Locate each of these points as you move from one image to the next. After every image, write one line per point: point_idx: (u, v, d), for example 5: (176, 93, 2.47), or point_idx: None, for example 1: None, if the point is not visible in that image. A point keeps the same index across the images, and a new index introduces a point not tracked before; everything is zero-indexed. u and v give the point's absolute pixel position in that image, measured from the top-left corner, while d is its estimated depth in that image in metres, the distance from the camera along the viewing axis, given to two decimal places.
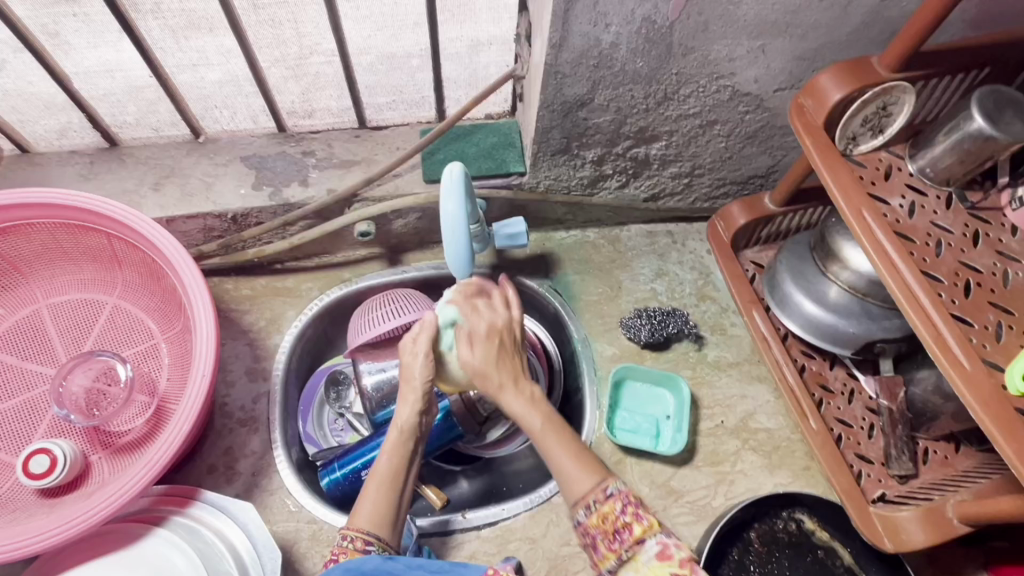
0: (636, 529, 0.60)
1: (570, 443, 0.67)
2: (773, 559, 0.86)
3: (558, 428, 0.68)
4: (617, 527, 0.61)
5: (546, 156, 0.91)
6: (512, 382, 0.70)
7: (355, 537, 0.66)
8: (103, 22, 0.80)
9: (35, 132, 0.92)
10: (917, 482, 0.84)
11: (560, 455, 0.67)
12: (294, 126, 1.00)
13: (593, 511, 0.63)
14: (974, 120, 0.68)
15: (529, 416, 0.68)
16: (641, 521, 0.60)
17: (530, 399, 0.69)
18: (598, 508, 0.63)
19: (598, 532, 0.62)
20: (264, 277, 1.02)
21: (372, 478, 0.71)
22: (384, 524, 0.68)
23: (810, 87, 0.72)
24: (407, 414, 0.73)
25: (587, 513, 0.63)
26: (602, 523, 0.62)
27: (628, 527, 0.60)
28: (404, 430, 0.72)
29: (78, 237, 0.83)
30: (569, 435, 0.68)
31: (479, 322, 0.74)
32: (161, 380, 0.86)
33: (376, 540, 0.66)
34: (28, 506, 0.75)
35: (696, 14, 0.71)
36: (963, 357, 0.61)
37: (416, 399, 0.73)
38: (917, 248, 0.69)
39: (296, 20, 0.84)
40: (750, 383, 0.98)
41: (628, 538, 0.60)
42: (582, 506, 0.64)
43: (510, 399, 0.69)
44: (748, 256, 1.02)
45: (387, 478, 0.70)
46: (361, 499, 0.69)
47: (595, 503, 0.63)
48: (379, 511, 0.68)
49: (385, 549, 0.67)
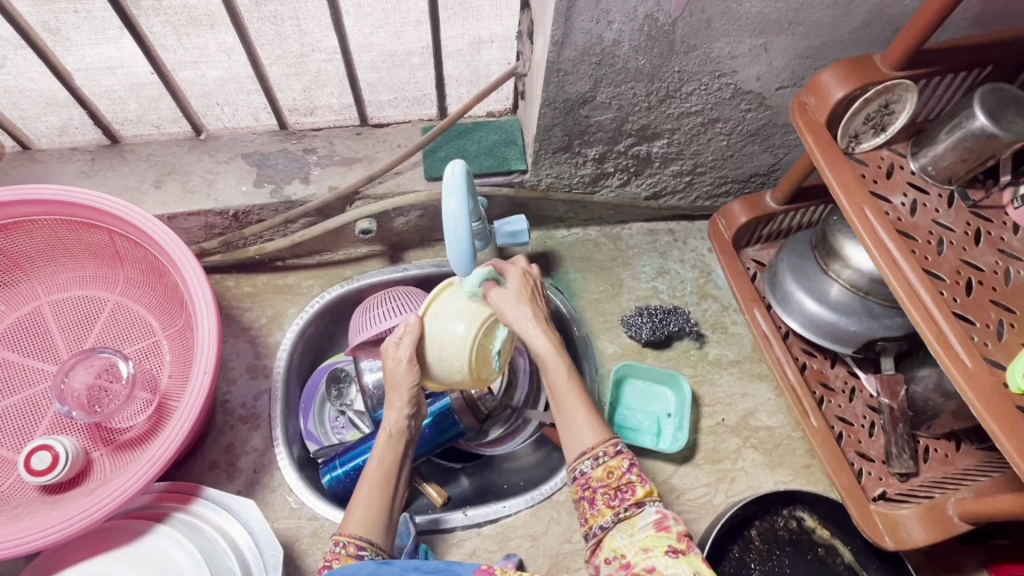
0: (638, 492, 0.64)
1: (585, 398, 0.71)
2: (773, 557, 0.87)
3: (576, 379, 0.72)
4: (620, 484, 0.65)
5: (548, 154, 0.91)
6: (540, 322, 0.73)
7: (348, 543, 0.66)
8: (105, 19, 0.80)
9: (36, 129, 0.92)
10: (917, 480, 0.84)
11: (575, 405, 0.71)
12: (296, 123, 1.00)
13: (599, 464, 0.67)
14: (976, 118, 0.68)
15: (555, 357, 0.72)
16: (644, 484, 0.65)
17: (556, 341, 0.73)
18: (606, 461, 0.66)
19: (599, 487, 0.66)
20: (265, 274, 1.02)
21: (362, 484, 0.73)
22: (375, 529, 0.69)
23: (812, 85, 0.72)
24: (395, 415, 0.76)
25: (593, 466, 0.67)
26: (606, 478, 0.66)
27: (631, 487, 0.65)
28: (393, 434, 0.76)
29: (80, 234, 0.83)
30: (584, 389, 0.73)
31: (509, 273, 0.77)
32: (162, 377, 0.86)
33: (368, 544, 0.67)
34: (29, 503, 0.75)
35: (699, 12, 0.70)
36: (965, 355, 0.61)
37: (405, 397, 0.76)
38: (919, 246, 0.69)
39: (298, 18, 0.85)
40: (751, 381, 0.98)
41: (629, 497, 0.64)
42: (588, 458, 0.67)
43: (537, 337, 0.72)
44: (749, 254, 1.02)
45: (378, 484, 0.72)
46: (353, 505, 0.71)
47: (603, 457, 0.67)
48: (371, 518, 0.70)
49: (378, 553, 0.68)
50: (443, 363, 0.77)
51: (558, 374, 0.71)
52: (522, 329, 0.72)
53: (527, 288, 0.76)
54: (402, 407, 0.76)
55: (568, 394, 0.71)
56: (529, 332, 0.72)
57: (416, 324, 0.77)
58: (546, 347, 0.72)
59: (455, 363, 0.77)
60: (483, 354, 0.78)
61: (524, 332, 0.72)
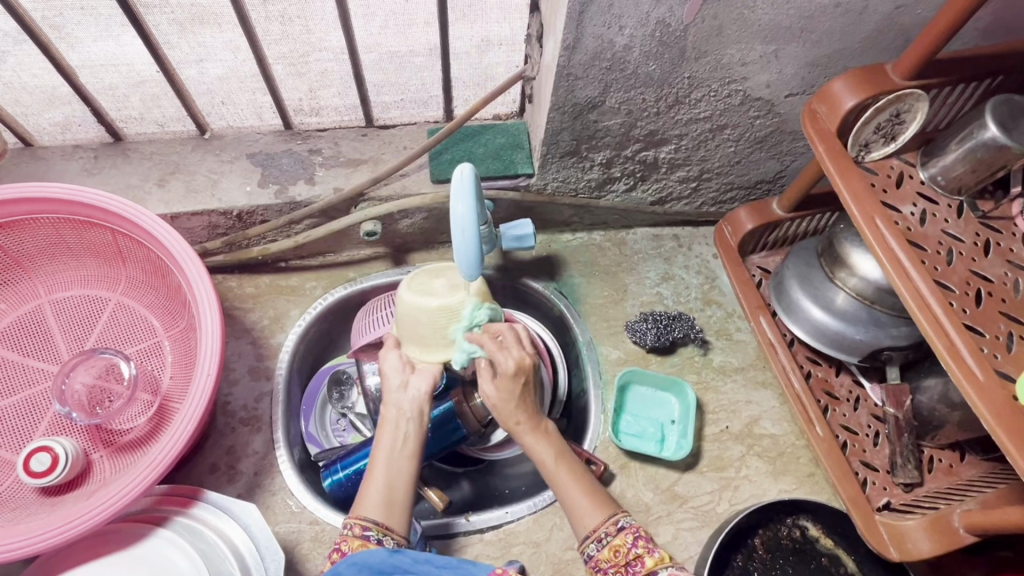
0: (648, 561, 0.65)
1: (581, 480, 0.74)
2: (777, 565, 0.86)
3: (567, 462, 0.75)
4: (629, 560, 0.66)
5: (555, 157, 0.90)
6: (530, 422, 0.77)
7: (354, 525, 0.66)
8: (110, 15, 0.79)
9: (38, 125, 0.91)
10: (922, 491, 0.84)
11: (571, 490, 0.73)
12: (301, 123, 0.99)
13: (604, 545, 0.68)
14: (987, 129, 0.68)
15: (543, 447, 0.75)
16: (653, 553, 0.65)
17: (543, 434, 0.76)
18: (610, 541, 0.68)
19: (609, 567, 0.67)
20: (268, 275, 1.02)
21: (373, 460, 0.72)
22: (383, 508, 0.68)
23: (823, 93, 0.72)
24: (391, 392, 0.76)
25: (599, 547, 0.68)
26: (614, 557, 0.67)
27: (640, 559, 0.66)
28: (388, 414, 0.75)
29: (82, 232, 0.82)
30: (580, 471, 0.75)
31: (505, 359, 0.77)
32: (164, 379, 0.85)
33: (374, 524, 0.66)
34: (27, 505, 0.74)
35: (711, 18, 0.70)
36: (976, 367, 0.61)
37: (395, 376, 0.77)
38: (929, 256, 0.69)
39: (305, 17, 0.84)
40: (755, 388, 0.98)
41: (640, 569, 0.65)
42: (593, 540, 0.69)
43: (525, 434, 0.76)
44: (755, 260, 1.02)
45: (387, 459, 0.71)
46: (368, 485, 0.70)
47: (606, 537, 0.68)
48: (379, 498, 0.69)
49: (386, 534, 0.67)
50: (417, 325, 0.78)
51: (549, 465, 0.75)
52: (516, 430, 0.76)
53: (521, 377, 0.77)
54: (395, 385, 0.76)
55: (563, 481, 0.74)
56: (520, 434, 0.76)
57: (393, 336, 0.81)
58: (536, 443, 0.76)
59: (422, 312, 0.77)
60: (427, 287, 0.78)
61: (521, 435, 0.76)
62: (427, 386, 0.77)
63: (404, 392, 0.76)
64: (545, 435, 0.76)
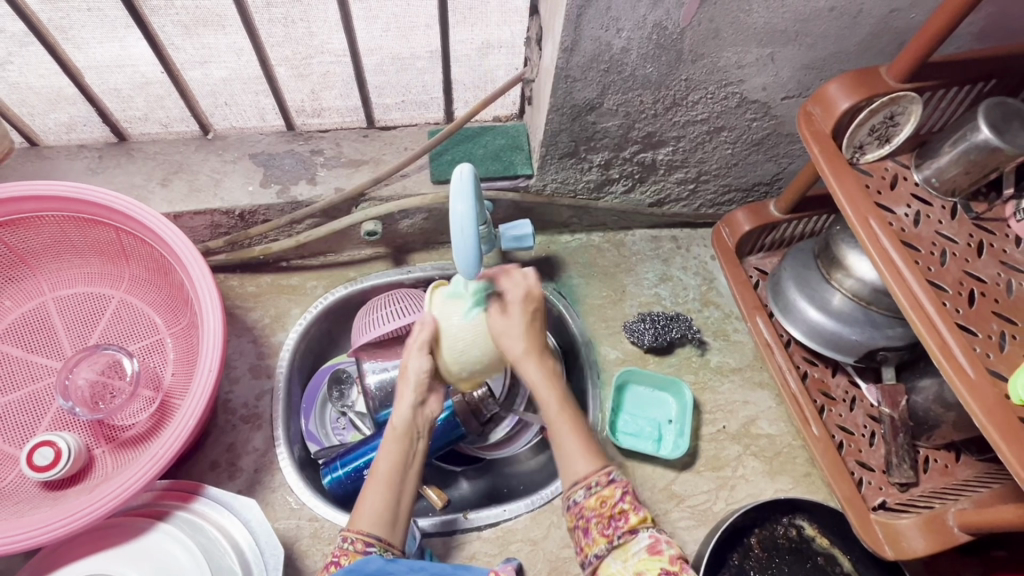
0: (631, 518, 0.65)
1: (576, 426, 0.72)
2: (773, 565, 0.87)
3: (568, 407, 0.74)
4: (614, 513, 0.66)
5: (554, 159, 0.91)
6: (536, 356, 0.73)
7: (356, 540, 0.66)
8: (115, 17, 0.80)
9: (44, 125, 0.92)
10: (917, 490, 0.84)
11: (565, 436, 0.71)
12: (303, 125, 1.00)
13: (592, 493, 0.67)
14: (979, 131, 0.69)
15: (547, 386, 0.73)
16: (638, 511, 0.65)
17: (548, 371, 0.73)
18: (599, 491, 0.66)
19: (593, 515, 0.66)
20: (269, 274, 1.03)
21: (373, 476, 0.71)
22: (383, 523, 0.68)
23: (819, 95, 0.73)
24: (406, 407, 0.75)
25: (586, 495, 0.67)
26: (599, 507, 0.66)
27: (624, 515, 0.65)
28: (396, 429, 0.74)
29: (87, 230, 0.83)
30: (578, 419, 0.73)
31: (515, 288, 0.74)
32: (166, 376, 0.86)
33: (376, 541, 0.66)
34: (30, 499, 0.75)
35: (707, 21, 0.71)
36: (968, 366, 0.62)
37: (413, 393, 0.75)
38: (923, 256, 0.69)
39: (308, 19, 0.85)
40: (752, 389, 0.98)
41: (622, 525, 0.65)
42: (581, 487, 0.68)
43: (530, 368, 0.73)
44: (752, 262, 1.03)
45: (388, 476, 0.71)
46: (363, 500, 0.70)
47: (596, 486, 0.67)
48: (380, 513, 0.68)
49: (386, 549, 0.67)
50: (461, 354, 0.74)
51: (550, 405, 0.72)
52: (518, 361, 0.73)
53: (531, 306, 0.74)
54: (411, 403, 0.74)
55: (561, 423, 0.72)
56: (526, 367, 0.72)
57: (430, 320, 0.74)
58: (540, 380, 0.72)
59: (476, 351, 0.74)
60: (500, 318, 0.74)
61: (524, 367, 0.73)
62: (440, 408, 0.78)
63: (421, 408, 0.76)
64: (552, 375, 0.74)
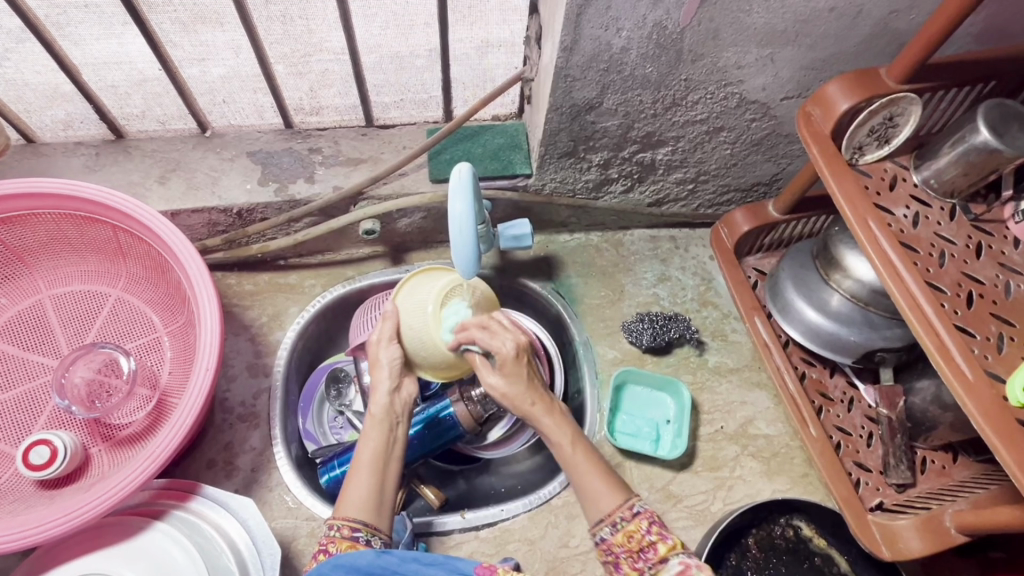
0: (661, 548, 0.66)
1: (597, 464, 0.73)
2: (770, 565, 0.87)
3: (585, 446, 0.75)
4: (642, 546, 0.66)
5: (553, 158, 0.91)
6: (543, 403, 0.76)
7: (342, 526, 0.66)
8: (114, 14, 0.79)
9: (41, 122, 0.92)
10: (915, 491, 0.85)
11: (586, 473, 0.72)
12: (301, 123, 1.00)
13: (618, 529, 0.68)
14: (979, 133, 0.69)
15: (560, 429, 0.75)
16: (666, 540, 0.66)
17: (559, 415, 0.76)
18: (624, 526, 0.67)
19: (621, 551, 0.67)
20: (267, 273, 1.02)
21: (356, 465, 0.72)
22: (370, 509, 0.68)
23: (818, 96, 0.72)
24: (382, 395, 0.77)
25: (612, 531, 0.68)
26: (627, 542, 0.67)
27: (654, 546, 0.66)
28: (376, 416, 0.75)
29: (84, 228, 0.82)
30: (596, 456, 0.74)
31: (504, 344, 0.76)
32: (163, 374, 0.86)
33: (362, 525, 0.66)
34: (26, 497, 0.74)
35: (707, 21, 0.71)
36: (967, 369, 0.61)
37: (388, 380, 0.77)
38: (921, 258, 0.69)
39: (307, 17, 0.85)
40: (750, 389, 0.99)
41: (652, 556, 0.65)
42: (607, 524, 0.68)
43: (540, 415, 0.75)
44: (750, 263, 1.03)
45: (373, 464, 0.72)
46: (347, 487, 0.70)
47: (620, 521, 0.68)
48: (366, 500, 0.69)
49: (374, 534, 0.67)
50: (415, 342, 0.79)
51: (564, 446, 0.74)
52: (531, 412, 0.75)
53: (522, 360, 0.77)
54: (386, 390, 0.76)
55: (581, 465, 0.73)
56: (536, 416, 0.75)
57: (392, 311, 0.80)
58: (554, 427, 0.75)
59: (427, 342, 0.79)
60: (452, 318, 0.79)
61: (537, 417, 0.75)
62: (416, 391, 0.80)
63: (397, 395, 0.78)
64: (562, 418, 0.76)
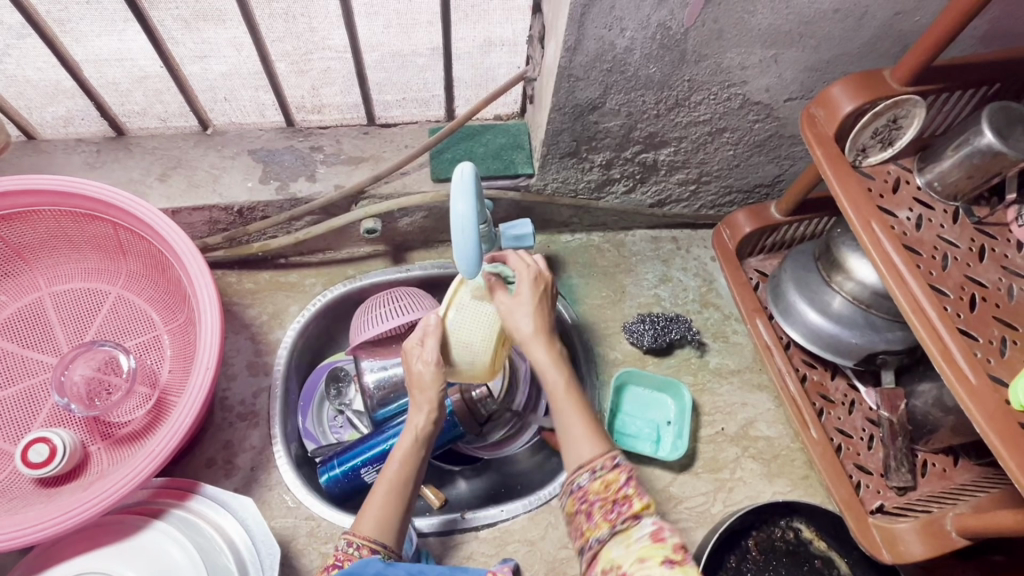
0: (635, 504, 0.60)
1: (587, 416, 0.69)
2: (769, 567, 0.87)
3: (575, 389, 0.71)
4: (617, 498, 0.61)
5: (556, 157, 0.91)
6: (543, 338, 0.72)
7: (362, 545, 0.66)
8: (114, 11, 0.79)
9: (42, 118, 0.92)
10: (915, 495, 0.84)
11: (572, 420, 0.69)
12: (303, 121, 1.00)
13: (596, 477, 0.63)
14: (983, 135, 0.69)
15: (552, 368, 0.71)
16: (642, 497, 0.60)
17: (558, 356, 0.72)
18: (603, 475, 0.63)
19: (595, 500, 0.62)
20: (267, 271, 1.02)
21: (378, 482, 0.72)
22: (388, 530, 0.68)
23: (821, 97, 0.72)
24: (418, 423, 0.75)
25: (590, 478, 0.63)
26: (603, 491, 0.62)
27: (628, 500, 0.61)
28: (418, 438, 0.74)
29: (84, 225, 0.82)
30: (587, 405, 0.71)
31: (522, 273, 0.74)
32: (163, 372, 0.86)
33: (382, 547, 0.66)
34: (25, 496, 0.74)
35: (711, 22, 0.71)
36: (968, 371, 0.62)
37: (428, 409, 0.75)
38: (924, 261, 0.69)
39: (309, 15, 0.84)
40: (751, 391, 0.98)
41: (626, 510, 0.60)
42: (586, 471, 0.64)
43: (538, 351, 0.72)
44: (752, 264, 1.02)
45: (395, 484, 0.71)
46: (367, 505, 0.70)
47: (600, 469, 0.64)
48: (385, 519, 0.68)
49: (390, 555, 0.67)
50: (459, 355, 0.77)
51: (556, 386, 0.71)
52: (529, 338, 0.72)
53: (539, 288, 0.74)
54: (424, 419, 0.74)
55: (570, 408, 0.70)
56: (535, 351, 0.72)
57: (436, 325, 0.75)
58: (549, 365, 0.71)
59: (474, 355, 0.77)
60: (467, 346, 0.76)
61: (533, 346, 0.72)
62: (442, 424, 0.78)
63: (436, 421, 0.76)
64: (560, 358, 0.72)
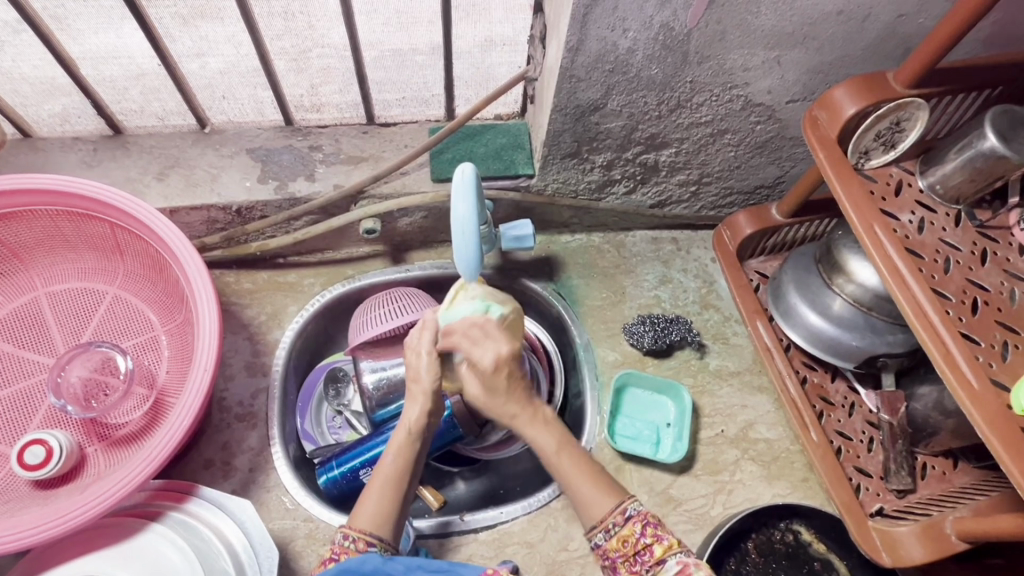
0: (657, 550, 0.63)
1: (587, 468, 0.69)
2: (769, 570, 0.87)
3: (569, 445, 0.71)
4: (637, 550, 0.64)
5: (556, 158, 0.90)
6: (525, 411, 0.71)
7: (358, 538, 0.65)
8: (110, 8, 0.81)
9: (38, 116, 0.91)
10: (915, 498, 0.84)
11: (575, 479, 0.69)
12: (302, 120, 0.97)
13: (612, 534, 0.65)
14: (986, 138, 0.69)
15: (542, 435, 0.70)
16: (662, 541, 0.63)
17: (546, 420, 0.71)
18: (618, 531, 0.65)
19: (618, 555, 0.65)
20: (266, 271, 1.01)
21: (374, 476, 0.71)
22: (385, 522, 0.67)
23: (824, 100, 0.72)
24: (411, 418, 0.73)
25: (606, 537, 0.65)
26: (622, 547, 0.64)
27: (649, 548, 0.63)
28: (412, 431, 0.73)
29: (80, 224, 0.81)
30: (583, 457, 0.70)
31: (484, 355, 0.70)
32: (160, 373, 0.85)
33: (378, 540, 0.66)
34: (21, 498, 0.74)
35: (714, 23, 0.70)
36: (972, 377, 0.61)
37: (422, 403, 0.74)
38: (926, 265, 0.69)
39: (308, 13, 0.87)
40: (751, 393, 0.98)
41: (649, 559, 0.63)
42: (600, 530, 0.66)
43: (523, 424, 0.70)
44: (753, 265, 1.02)
45: (389, 478, 0.70)
46: (362, 499, 0.69)
47: (613, 527, 0.65)
48: (380, 511, 0.68)
49: (386, 549, 0.66)
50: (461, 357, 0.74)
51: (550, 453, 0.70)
52: (514, 423, 0.71)
53: (505, 369, 0.70)
54: (417, 414, 0.73)
55: (569, 471, 0.69)
56: (519, 425, 0.71)
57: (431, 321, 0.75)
58: (537, 433, 0.70)
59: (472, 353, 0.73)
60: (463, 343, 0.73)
61: (520, 427, 0.71)
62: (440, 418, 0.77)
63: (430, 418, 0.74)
64: (546, 421, 0.71)
